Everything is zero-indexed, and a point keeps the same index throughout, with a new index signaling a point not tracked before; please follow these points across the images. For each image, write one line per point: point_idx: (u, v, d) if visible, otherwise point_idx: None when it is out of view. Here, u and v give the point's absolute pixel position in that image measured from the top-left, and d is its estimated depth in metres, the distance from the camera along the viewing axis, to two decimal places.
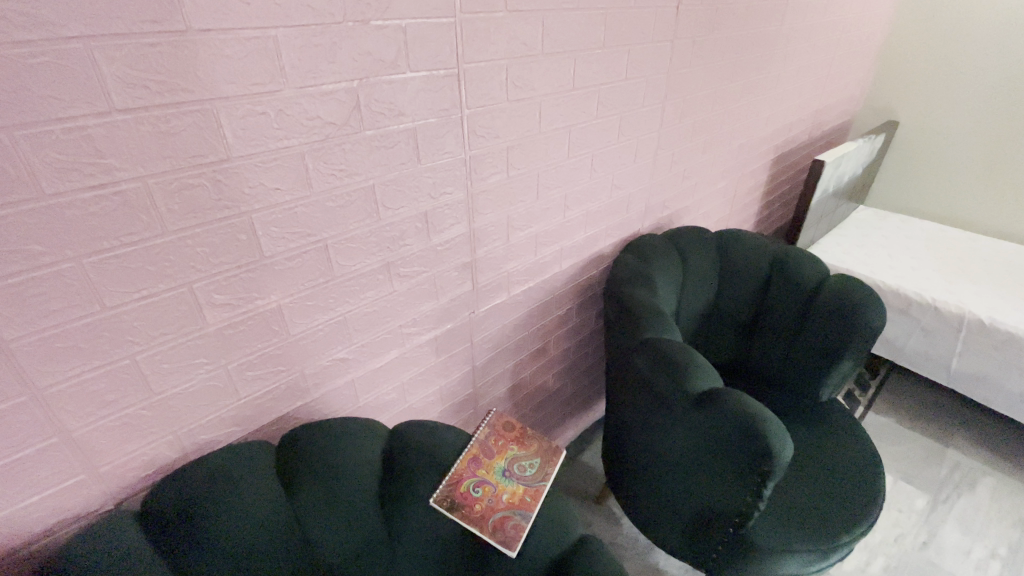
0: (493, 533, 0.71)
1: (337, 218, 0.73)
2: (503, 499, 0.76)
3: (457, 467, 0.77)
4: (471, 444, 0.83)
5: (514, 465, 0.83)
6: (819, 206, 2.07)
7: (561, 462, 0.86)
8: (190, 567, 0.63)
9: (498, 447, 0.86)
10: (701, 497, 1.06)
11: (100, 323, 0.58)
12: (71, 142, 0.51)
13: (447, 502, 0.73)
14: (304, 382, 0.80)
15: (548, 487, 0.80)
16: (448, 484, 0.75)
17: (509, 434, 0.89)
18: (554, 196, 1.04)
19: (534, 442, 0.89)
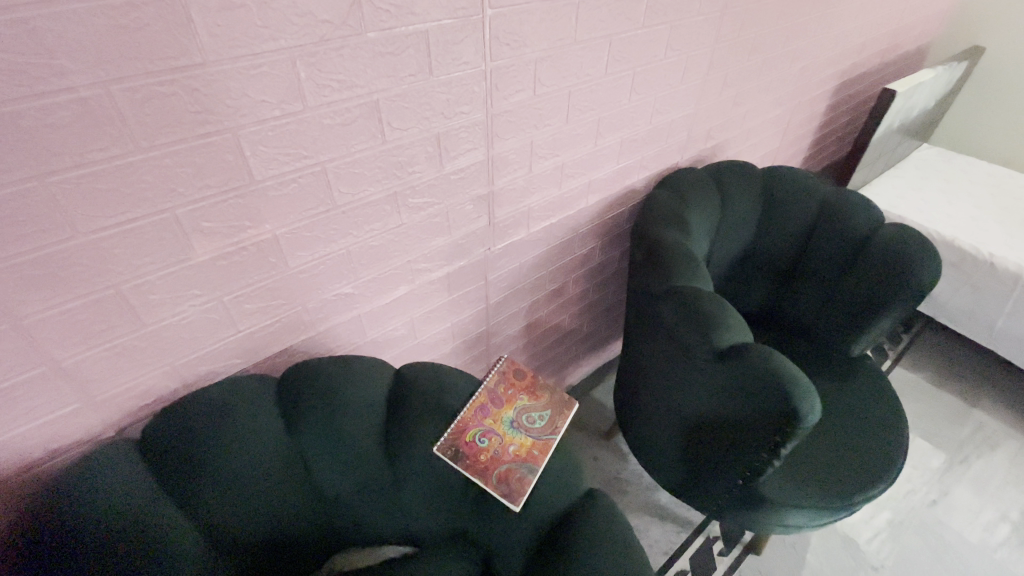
0: (497, 486, 0.69)
1: (337, 139, 0.64)
2: (510, 451, 0.74)
3: (465, 415, 0.74)
4: (480, 391, 0.79)
5: (522, 417, 0.80)
6: (879, 143, 1.85)
7: (573, 415, 0.82)
8: (193, 496, 0.63)
9: (508, 396, 0.82)
10: (714, 449, 1.03)
11: (76, 250, 0.53)
12: (11, 36, 0.42)
13: (452, 450, 0.70)
14: (308, 316, 0.76)
15: (557, 440, 0.77)
16: (453, 432, 0.72)
17: (519, 382, 0.85)
18: (586, 120, 0.92)
19: (545, 392, 0.85)
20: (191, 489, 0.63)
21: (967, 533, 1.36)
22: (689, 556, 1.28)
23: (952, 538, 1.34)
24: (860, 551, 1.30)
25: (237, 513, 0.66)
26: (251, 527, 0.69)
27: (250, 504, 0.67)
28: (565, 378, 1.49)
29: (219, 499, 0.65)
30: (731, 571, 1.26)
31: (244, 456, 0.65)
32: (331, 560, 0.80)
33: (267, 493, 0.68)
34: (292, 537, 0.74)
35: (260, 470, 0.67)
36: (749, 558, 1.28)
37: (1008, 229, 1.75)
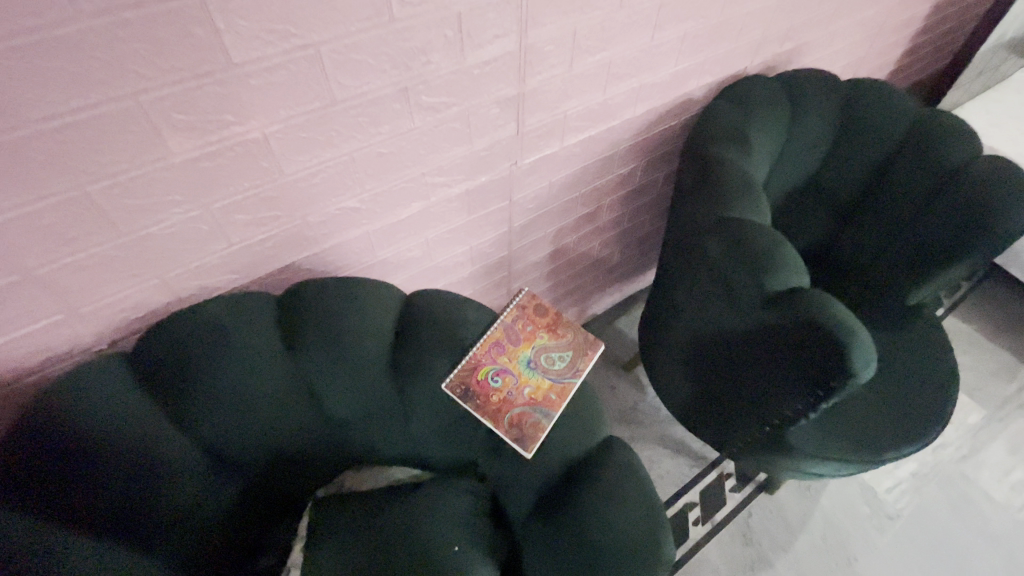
0: (507, 429, 0.66)
1: (332, 13, 0.51)
2: (524, 393, 0.69)
3: (477, 353, 0.69)
4: (495, 328, 0.73)
5: (541, 356, 0.74)
6: (985, 57, 1.56)
7: (597, 356, 0.75)
8: (189, 417, 0.60)
9: (526, 334, 0.76)
10: (741, 396, 0.96)
11: (25, 143, 0.45)
12: None
13: (461, 390, 0.67)
14: (309, 231, 0.68)
15: (577, 383, 0.71)
16: (463, 370, 0.68)
17: (541, 317, 0.78)
18: (643, 6, 0.75)
19: (569, 331, 0.78)
20: (186, 409, 0.60)
21: (993, 490, 1.31)
22: (700, 491, 1.29)
23: (977, 495, 1.30)
24: (877, 500, 1.27)
25: (238, 434, 0.64)
26: (252, 446, 0.66)
27: (252, 425, 0.65)
28: (589, 307, 1.42)
29: (217, 418, 0.62)
30: (741, 507, 1.26)
31: (243, 378, 0.62)
32: (340, 478, 0.78)
33: (268, 415, 0.65)
34: (297, 457, 0.72)
35: (260, 393, 0.63)
36: (761, 497, 1.27)
37: None
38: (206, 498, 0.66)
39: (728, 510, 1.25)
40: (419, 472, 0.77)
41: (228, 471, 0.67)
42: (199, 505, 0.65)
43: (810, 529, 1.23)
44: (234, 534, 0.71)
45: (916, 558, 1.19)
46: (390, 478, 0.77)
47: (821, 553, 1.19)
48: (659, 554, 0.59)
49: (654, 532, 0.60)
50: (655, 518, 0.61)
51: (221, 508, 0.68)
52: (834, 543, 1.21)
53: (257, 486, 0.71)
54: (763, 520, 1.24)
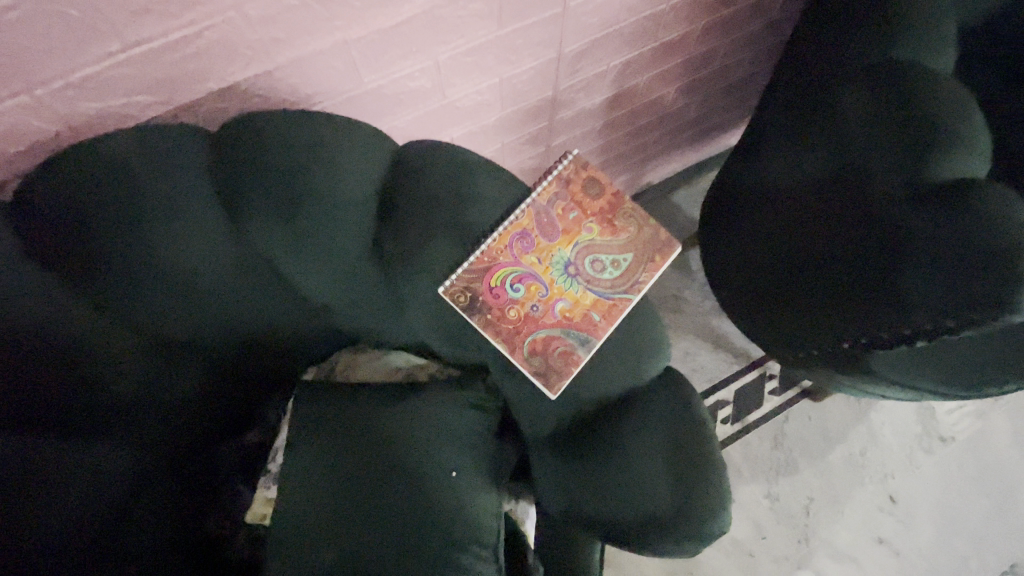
0: (527, 360, 0.52)
1: None
2: (555, 311, 0.53)
3: (495, 248, 0.50)
4: (524, 216, 0.52)
5: (586, 260, 0.54)
6: None
7: (666, 268, 0.55)
8: (106, 290, 0.48)
9: (569, 224, 0.54)
10: (811, 304, 0.72)
11: None
12: None
13: (468, 298, 0.51)
14: (252, 33, 0.44)
15: (632, 304, 0.53)
16: (472, 271, 0.50)
17: (593, 201, 0.55)
18: None
19: (631, 225, 0.56)
20: (100, 279, 0.47)
21: None
22: (737, 389, 1.18)
23: None
24: (934, 419, 1.15)
25: (180, 314, 0.53)
26: (202, 319, 0.54)
27: (196, 307, 0.53)
28: (646, 173, 1.16)
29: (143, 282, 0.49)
30: (779, 411, 1.15)
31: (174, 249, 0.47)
32: (332, 360, 0.67)
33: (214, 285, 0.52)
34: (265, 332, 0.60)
35: (194, 256, 0.49)
36: (802, 402, 1.16)
37: None
38: (159, 372, 0.56)
39: (763, 412, 1.15)
40: (424, 363, 0.66)
41: (183, 342, 0.56)
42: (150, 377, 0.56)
43: (849, 441, 1.13)
44: (211, 412, 0.64)
45: (959, 482, 1.10)
46: (388, 365, 0.65)
47: (856, 466, 1.11)
48: (704, 517, 0.49)
49: (705, 490, 0.50)
50: (708, 474, 0.50)
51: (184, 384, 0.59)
52: (872, 458, 1.12)
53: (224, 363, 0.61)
54: (799, 425, 1.14)
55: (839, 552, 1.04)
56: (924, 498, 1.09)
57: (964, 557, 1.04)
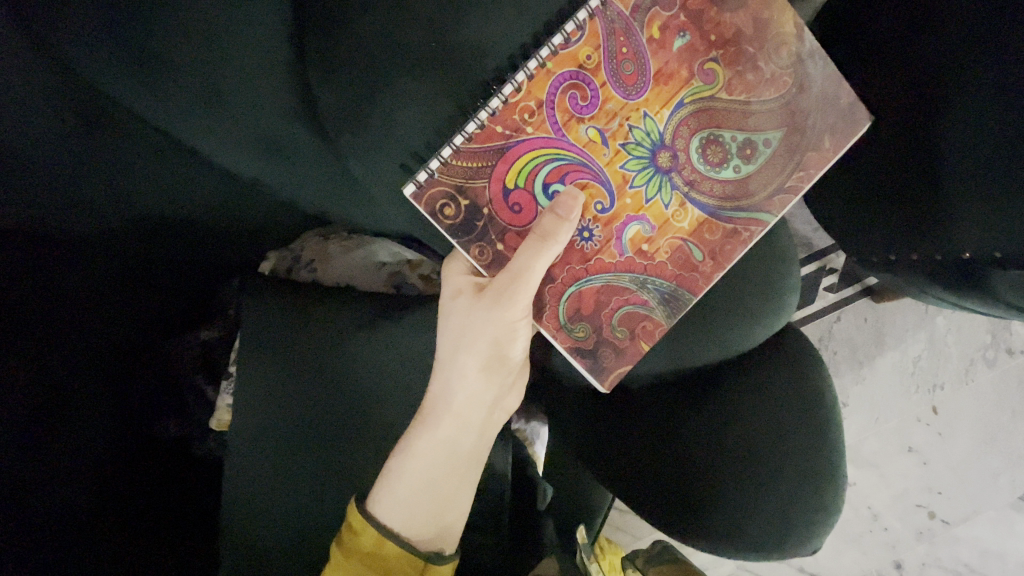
0: (574, 318, 0.42)
1: None
2: (625, 240, 0.40)
3: (519, 103, 0.38)
4: (584, 43, 0.37)
5: (695, 138, 0.39)
6: None
7: (817, 162, 0.40)
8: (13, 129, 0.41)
9: (673, 64, 0.38)
10: (902, 201, 0.50)
11: None
12: None
13: (456, 212, 0.39)
14: None
15: (756, 206, 0.40)
16: (479, 151, 0.38)
17: (727, 20, 0.38)
18: None
19: (787, 72, 0.39)
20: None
21: None
22: None
23: None
24: (1006, 331, 1.00)
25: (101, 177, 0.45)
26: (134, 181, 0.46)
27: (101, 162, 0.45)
28: None
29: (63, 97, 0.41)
30: (833, 308, 1.00)
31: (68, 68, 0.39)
32: (300, 243, 0.54)
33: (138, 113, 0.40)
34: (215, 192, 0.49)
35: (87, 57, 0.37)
36: (861, 302, 1.00)
37: None
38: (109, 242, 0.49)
39: (813, 309, 1.00)
40: (413, 258, 0.54)
41: (113, 184, 0.46)
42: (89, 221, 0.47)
43: (904, 347, 1.00)
44: (177, 290, 0.54)
45: (1014, 400, 1.00)
46: (371, 258, 0.53)
47: (906, 374, 1.00)
48: (700, 496, 0.45)
49: (712, 469, 0.45)
50: (717, 449, 0.45)
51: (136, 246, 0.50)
52: (925, 367, 1.00)
53: (176, 229, 0.50)
54: (851, 326, 1.00)
55: (862, 457, 0.99)
56: (969, 412, 1.00)
57: (993, 473, 0.99)
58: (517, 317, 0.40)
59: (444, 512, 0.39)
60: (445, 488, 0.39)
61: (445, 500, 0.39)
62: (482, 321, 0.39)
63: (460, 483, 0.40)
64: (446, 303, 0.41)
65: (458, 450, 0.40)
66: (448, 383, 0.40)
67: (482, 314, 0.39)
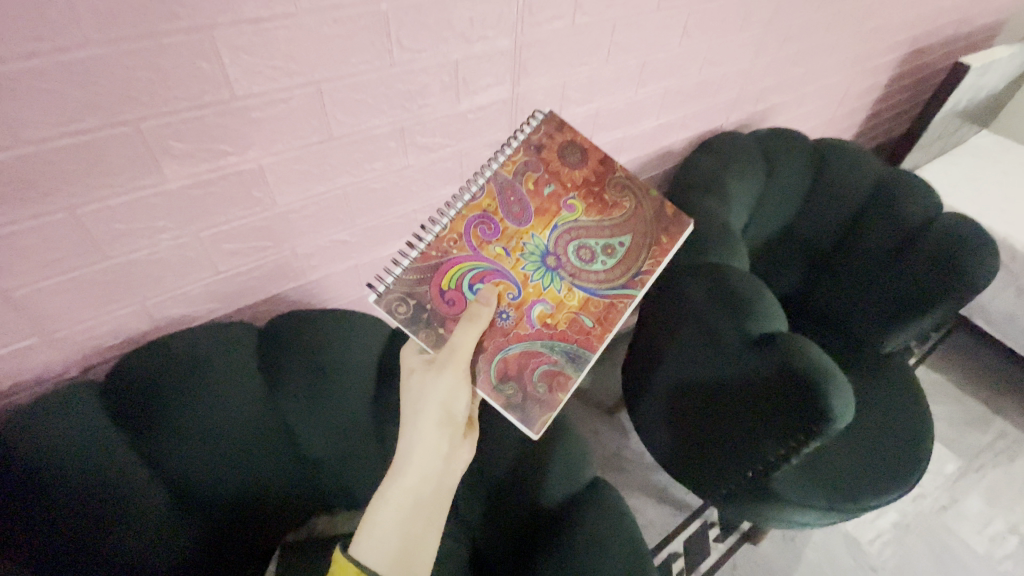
0: (503, 380, 0.58)
1: (334, 54, 0.53)
2: (533, 317, 0.59)
3: (448, 233, 0.58)
4: (485, 198, 0.59)
5: (572, 246, 0.60)
6: (938, 125, 1.70)
7: (658, 249, 0.60)
8: (163, 463, 0.60)
9: (546, 203, 0.60)
10: (703, 441, 0.96)
11: (15, 162, 0.44)
12: None
13: (408, 308, 0.58)
14: (299, 262, 0.68)
15: (622, 285, 0.59)
16: (425, 267, 0.58)
17: (576, 174, 0.60)
18: (628, 62, 0.82)
19: (624, 199, 0.61)
20: (157, 450, 0.59)
21: (973, 543, 1.28)
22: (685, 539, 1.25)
23: (960, 549, 1.27)
24: (862, 552, 1.24)
25: (213, 480, 0.64)
26: (235, 479, 0.66)
27: (230, 474, 0.65)
28: None
29: (171, 392, 0.58)
30: (726, 558, 1.22)
31: (228, 419, 0.62)
32: (310, 523, 0.76)
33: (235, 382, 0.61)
34: (268, 472, 0.68)
35: (212, 347, 0.60)
36: (745, 547, 1.23)
37: None
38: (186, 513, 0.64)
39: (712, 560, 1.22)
40: None
41: (213, 471, 0.63)
42: (111, 442, 0.56)
43: None
44: (165, 514, 0.62)
45: None
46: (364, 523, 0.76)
47: None
48: None
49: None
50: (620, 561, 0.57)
51: (145, 474, 0.59)
52: None
53: (189, 473, 0.62)
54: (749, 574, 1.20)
55: None
56: None
57: None
58: (458, 380, 0.57)
59: (412, 548, 0.50)
60: (412, 527, 0.51)
61: (413, 539, 0.50)
62: (432, 390, 0.56)
63: (425, 522, 0.52)
64: (407, 379, 0.59)
65: (423, 493, 0.53)
66: (411, 442, 0.55)
67: (432, 382, 0.56)
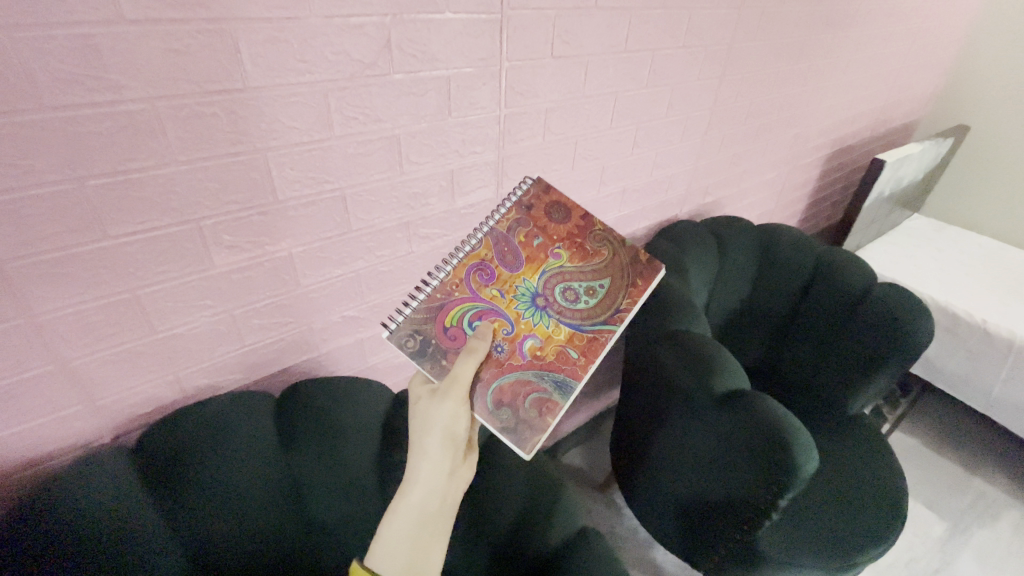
0: (498, 407, 0.64)
1: (358, 167, 0.68)
2: (525, 349, 0.66)
3: (452, 277, 0.68)
4: (483, 249, 0.70)
5: (559, 288, 0.69)
6: (869, 211, 1.94)
7: (634, 290, 0.69)
8: (181, 525, 0.63)
9: (536, 252, 0.70)
10: (692, 502, 1.02)
11: (101, 253, 0.55)
12: (84, 80, 0.47)
13: (415, 342, 0.66)
14: (314, 336, 0.77)
15: (603, 321, 0.68)
16: (431, 308, 0.67)
17: (561, 228, 0.71)
18: (591, 167, 1.00)
19: (603, 248, 0.71)
20: (179, 510, 0.62)
21: None
22: None
23: None
24: None
25: (226, 543, 0.67)
26: (246, 542, 0.69)
27: (241, 539, 0.68)
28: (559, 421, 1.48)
29: (199, 453, 0.63)
30: None
31: (246, 482, 0.66)
32: None
33: (255, 444, 0.67)
34: (276, 539, 0.71)
35: (235, 413, 0.67)
36: None
37: (999, 296, 1.77)
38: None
39: None
40: None
41: (227, 534, 0.66)
42: (139, 498, 0.60)
43: None
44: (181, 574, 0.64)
45: None
46: None
47: None
48: None
49: None
50: None
51: (165, 530, 0.62)
52: None
53: (206, 534, 0.65)
54: None
55: None
56: None
57: None
58: (459, 404, 0.64)
59: (419, 556, 0.59)
60: (418, 539, 0.60)
61: (419, 549, 0.60)
62: (435, 416, 0.63)
63: (429, 533, 0.61)
64: (415, 405, 0.66)
65: (428, 508, 0.61)
66: (416, 464, 0.62)
67: (435, 409, 0.63)
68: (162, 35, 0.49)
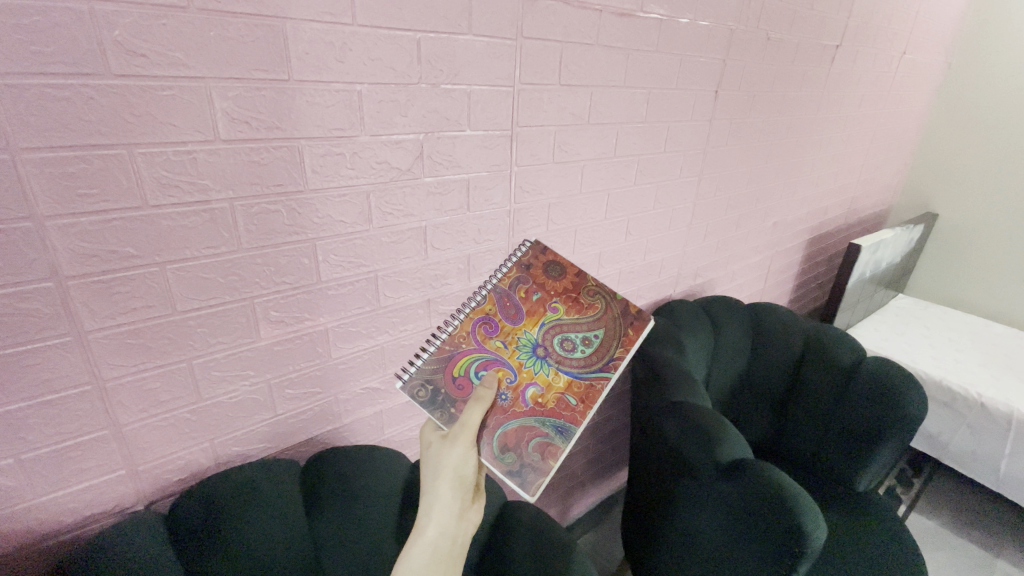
0: (503, 451, 0.68)
1: (389, 253, 0.78)
2: (527, 396, 0.72)
3: (460, 330, 0.76)
4: (488, 304, 0.78)
5: (557, 338, 0.76)
6: (853, 291, 2.05)
7: (626, 337, 0.76)
8: None
9: (535, 306, 0.78)
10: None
11: (168, 326, 0.63)
12: (181, 185, 0.58)
13: (426, 391, 0.72)
14: (338, 406, 0.83)
15: (599, 367, 0.74)
16: (442, 359, 0.74)
17: (557, 283, 0.80)
18: (590, 252, 1.11)
19: (596, 300, 0.79)
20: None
21: None
22: None
23: None
24: None
25: None
26: None
27: None
28: (568, 502, 1.46)
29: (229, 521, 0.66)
30: None
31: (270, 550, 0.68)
32: None
33: (282, 511, 0.70)
34: None
35: (264, 480, 0.71)
36: None
37: (992, 371, 1.81)
38: None
39: None
40: None
41: None
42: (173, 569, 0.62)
43: None
44: None
45: None
46: None
47: None
48: None
49: None
50: None
51: None
52: None
53: None
54: None
55: None
56: None
57: None
58: (469, 447, 0.67)
59: None
60: None
61: None
62: (446, 459, 0.66)
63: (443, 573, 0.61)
64: (425, 450, 0.69)
65: (440, 549, 0.62)
66: (428, 506, 0.64)
67: (446, 452, 0.67)
68: (247, 151, 0.61)
